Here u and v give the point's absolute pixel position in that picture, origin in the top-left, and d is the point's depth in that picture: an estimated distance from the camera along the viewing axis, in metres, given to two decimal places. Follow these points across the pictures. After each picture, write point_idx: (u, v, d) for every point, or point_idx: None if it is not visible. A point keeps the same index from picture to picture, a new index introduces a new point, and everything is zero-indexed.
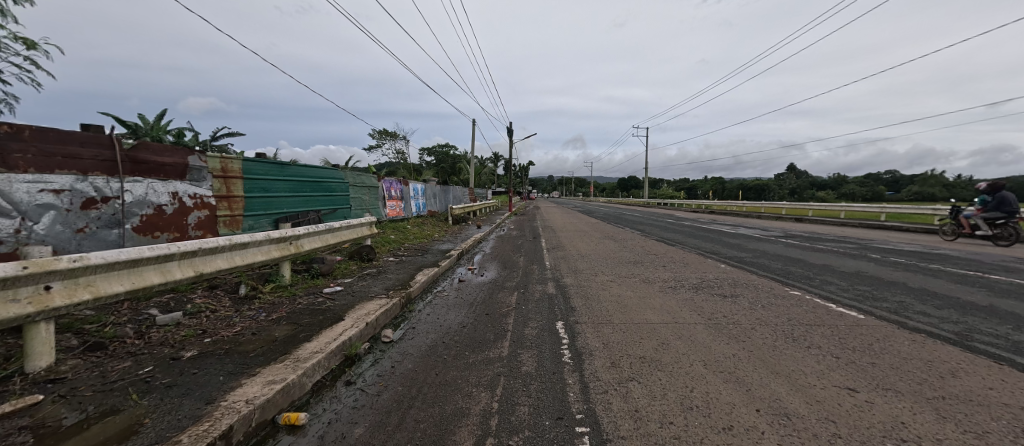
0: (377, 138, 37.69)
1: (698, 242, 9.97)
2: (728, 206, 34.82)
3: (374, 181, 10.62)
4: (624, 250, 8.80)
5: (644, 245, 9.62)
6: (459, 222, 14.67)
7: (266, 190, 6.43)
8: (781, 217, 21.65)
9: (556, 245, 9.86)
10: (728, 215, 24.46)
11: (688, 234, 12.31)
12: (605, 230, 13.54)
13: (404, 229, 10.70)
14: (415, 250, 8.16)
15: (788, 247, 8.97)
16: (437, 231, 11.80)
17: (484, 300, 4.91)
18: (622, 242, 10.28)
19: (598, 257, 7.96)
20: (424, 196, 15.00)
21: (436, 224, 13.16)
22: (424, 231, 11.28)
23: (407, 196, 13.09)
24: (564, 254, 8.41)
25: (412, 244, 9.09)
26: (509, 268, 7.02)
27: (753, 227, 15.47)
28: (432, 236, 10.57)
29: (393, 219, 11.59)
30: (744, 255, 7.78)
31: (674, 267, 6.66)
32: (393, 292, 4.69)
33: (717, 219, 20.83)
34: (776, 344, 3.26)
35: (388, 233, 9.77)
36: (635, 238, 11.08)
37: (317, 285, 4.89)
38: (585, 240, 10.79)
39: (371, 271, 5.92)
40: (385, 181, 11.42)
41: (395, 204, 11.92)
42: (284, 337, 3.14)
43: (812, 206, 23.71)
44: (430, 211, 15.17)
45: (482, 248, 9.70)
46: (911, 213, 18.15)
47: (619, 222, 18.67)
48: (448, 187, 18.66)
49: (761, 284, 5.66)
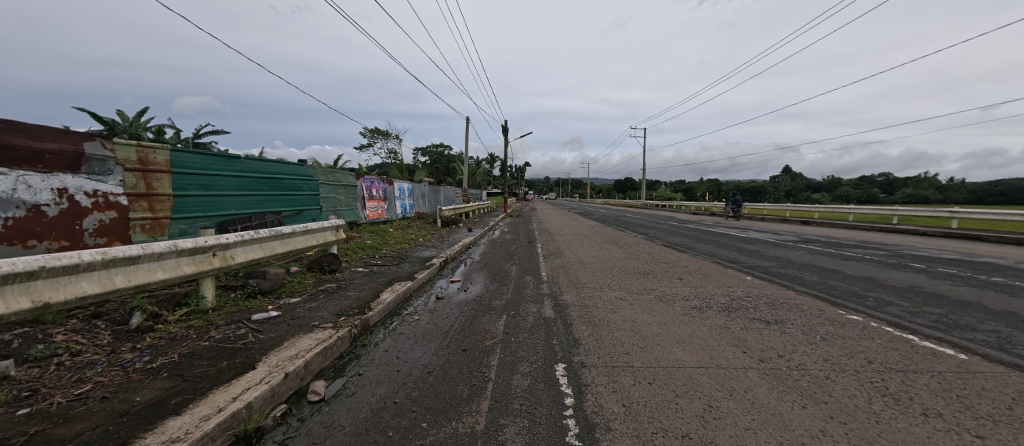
0: (369, 137, 36.50)
1: (711, 248, 9.00)
2: (729, 207, 34.04)
3: (351, 180, 9.52)
4: (630, 257, 7.79)
5: (652, 251, 8.61)
6: (448, 224, 13.61)
7: (207, 188, 5.34)
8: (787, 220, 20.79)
9: (553, 252, 8.81)
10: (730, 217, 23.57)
11: (697, 238, 11.33)
12: (606, 234, 12.53)
13: (384, 233, 9.61)
14: (392, 258, 7.08)
15: (812, 254, 8.01)
16: (422, 234, 10.71)
17: (463, 327, 3.84)
18: (627, 248, 9.28)
19: (602, 266, 6.93)
20: (411, 196, 13.92)
21: (423, 227, 12.08)
22: (408, 235, 10.18)
23: (391, 196, 12.00)
24: (563, 262, 7.38)
25: (390, 250, 8.01)
26: (499, 281, 5.96)
27: (763, 230, 14.53)
28: (415, 241, 9.48)
29: (373, 221, 10.50)
30: (769, 265, 6.79)
31: (693, 280, 5.65)
32: (345, 317, 3.62)
33: (720, 222, 19.92)
34: (875, 409, 2.24)
35: (365, 237, 8.68)
36: (640, 243, 10.07)
37: (250, 308, 3.82)
38: (585, 245, 9.76)
39: (329, 286, 4.85)
40: (364, 179, 10.32)
41: (377, 204, 10.83)
42: (145, 406, 2.07)
43: (817, 207, 22.92)
44: (417, 212, 14.09)
45: (470, 254, 8.64)
46: (925, 215, 17.31)
47: (619, 224, 17.74)
48: (438, 187, 17.54)
49: (804, 301, 4.52)
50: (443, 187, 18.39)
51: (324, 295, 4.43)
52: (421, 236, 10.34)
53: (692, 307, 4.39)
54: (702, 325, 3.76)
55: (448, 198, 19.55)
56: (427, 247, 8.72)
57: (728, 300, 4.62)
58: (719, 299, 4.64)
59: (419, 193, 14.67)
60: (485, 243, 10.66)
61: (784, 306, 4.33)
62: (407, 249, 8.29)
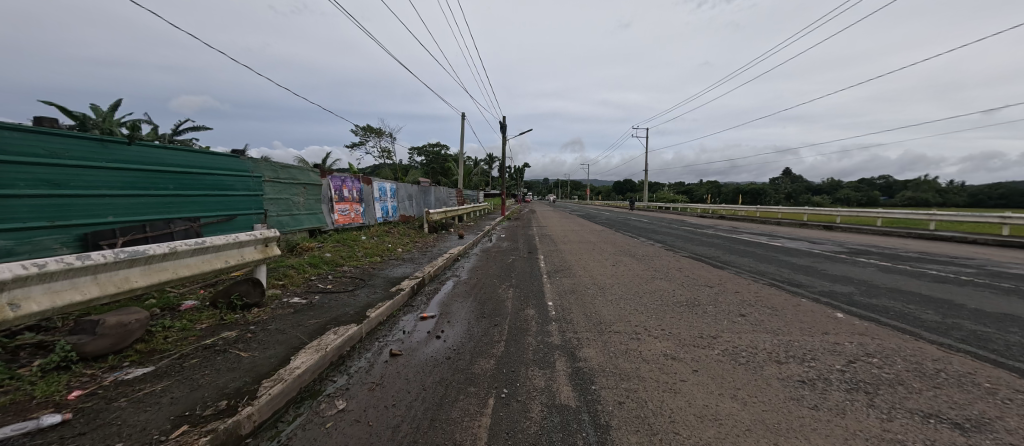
0: (362, 136, 34.89)
1: (754, 263, 7.32)
2: (739, 210, 32.30)
3: (313, 178, 7.80)
4: (659, 277, 6.11)
5: (682, 268, 6.94)
6: (436, 230, 11.90)
7: (61, 185, 3.63)
8: (808, 226, 19.20)
9: (560, 268, 7.11)
10: (745, 222, 21.95)
11: (727, 248, 9.65)
12: (618, 242, 10.83)
13: (353, 242, 7.90)
14: (350, 279, 5.36)
15: (888, 273, 6.33)
16: (402, 243, 9.02)
17: (416, 435, 2.10)
18: (650, 262, 7.59)
19: (626, 292, 5.23)
20: (395, 197, 12.20)
21: (405, 234, 10.39)
22: (383, 244, 8.46)
23: (368, 198, 10.30)
24: (574, 284, 5.70)
25: (352, 266, 6.30)
26: (490, 317, 4.25)
27: (794, 237, 12.87)
28: (390, 253, 7.78)
29: (343, 227, 8.81)
30: (849, 291, 5.11)
31: (764, 319, 3.97)
32: (187, 428, 1.90)
33: (737, 227, 18.30)
34: None
35: (324, 249, 6.96)
36: (664, 255, 8.39)
37: (32, 401, 2.09)
38: (598, 259, 8.06)
39: (221, 338, 3.12)
40: (333, 177, 8.62)
41: (349, 207, 9.14)
42: None
43: (840, 210, 21.26)
44: (402, 216, 12.38)
45: (456, 270, 6.93)
46: (964, 220, 15.76)
47: (628, 229, 16.10)
48: (429, 187, 15.85)
49: (969, 367, 2.85)
50: (434, 188, 16.64)
51: (196, 361, 2.70)
52: (400, 246, 8.64)
53: (799, 380, 2.70)
54: (848, 434, 2.07)
55: (441, 201, 17.88)
56: (402, 261, 7.00)
57: (845, 364, 2.93)
58: (829, 363, 2.95)
59: (404, 194, 12.97)
60: (477, 254, 8.95)
61: (948, 381, 2.65)
62: (376, 265, 6.57)
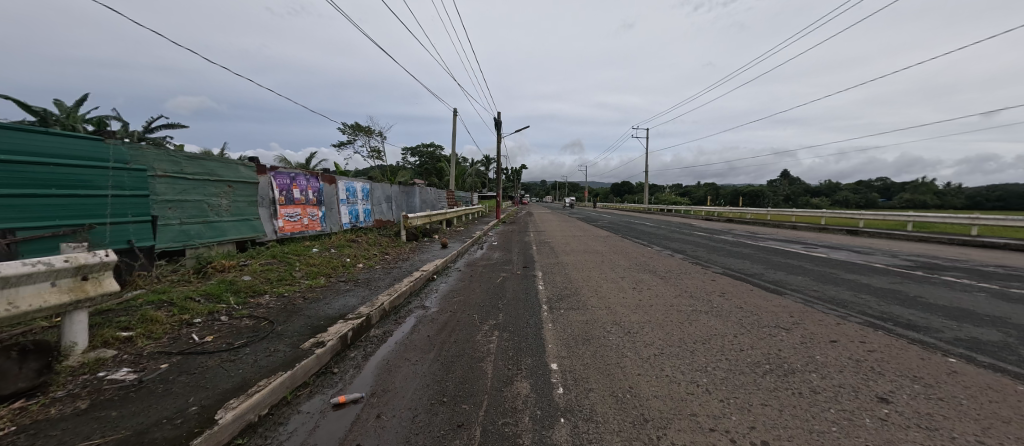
0: (351, 135, 33.15)
1: (817, 285, 5.62)
2: (747, 213, 30.70)
3: (244, 174, 6.00)
4: (705, 312, 4.34)
5: (728, 294, 5.17)
6: (416, 237, 10.16)
7: None
8: (831, 230, 17.63)
9: (565, 294, 5.31)
10: (759, 226, 20.39)
11: (764, 260, 7.98)
12: (631, 253, 9.11)
13: (295, 256, 6.07)
14: (252, 322, 3.56)
15: (1013, 302, 4.65)
16: (366, 257, 7.21)
17: None
18: (682, 284, 5.82)
19: (669, 341, 3.45)
20: (369, 198, 10.42)
21: (374, 244, 8.56)
22: (338, 259, 6.64)
23: (330, 200, 8.48)
24: (588, 327, 3.92)
25: (275, 295, 4.50)
26: (452, 405, 2.46)
27: (829, 245, 11.22)
28: (343, 271, 5.97)
29: (291, 236, 6.98)
30: (1001, 339, 3.42)
31: (937, 416, 2.24)
32: None
33: (754, 232, 16.66)
34: None
35: (247, 268, 5.15)
36: (695, 273, 6.62)
37: None
38: (612, 279, 6.28)
39: None
40: (276, 173, 6.80)
41: (300, 211, 7.32)
42: None
43: (862, 214, 19.64)
44: (377, 221, 10.62)
45: (426, 296, 5.18)
46: (1010, 224, 14.18)
47: (637, 235, 14.42)
48: (412, 189, 14.02)
49: None
50: (419, 189, 14.90)
51: None
52: (361, 261, 6.83)
53: None
54: None
55: (427, 202, 16.09)
56: (352, 285, 5.21)
57: None
58: None
59: (380, 196, 11.16)
60: (459, 270, 7.13)
61: None
62: (313, 291, 4.77)
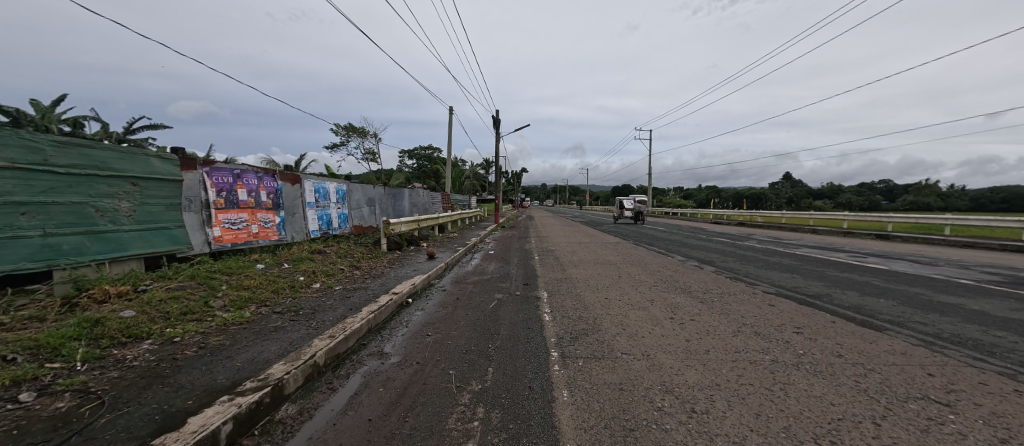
0: (345, 136, 31.91)
1: (919, 315, 4.18)
2: (759, 217, 29.23)
3: (157, 168, 4.61)
4: (797, 367, 2.90)
5: (808, 332, 3.72)
6: (399, 246, 8.75)
7: None
8: (863, 235, 16.11)
9: (581, 330, 3.86)
10: (779, 230, 18.95)
11: (819, 274, 6.54)
12: (653, 265, 7.70)
13: (226, 275, 4.64)
14: (71, 404, 2.12)
15: None
16: (328, 273, 5.77)
17: None
18: (734, 312, 4.38)
19: (776, 439, 2.00)
20: (346, 202, 9.02)
21: (345, 256, 7.11)
22: (289, 277, 5.21)
23: (293, 203, 7.07)
24: (627, 401, 2.47)
25: (161, 341, 3.07)
26: None
27: (877, 253, 9.75)
28: (286, 296, 4.52)
29: (232, 248, 5.54)
30: None
31: None
32: None
33: (778, 237, 15.18)
34: None
35: (143, 297, 3.72)
36: (744, 295, 5.18)
37: None
38: (639, 303, 4.84)
39: None
40: (212, 169, 5.40)
41: (248, 217, 5.90)
42: None
43: (890, 216, 18.18)
44: (355, 228, 9.21)
45: (389, 335, 3.73)
46: None
47: (651, 241, 12.97)
48: (400, 191, 12.64)
49: None
50: (408, 191, 13.53)
51: None
52: (319, 279, 5.41)
53: None
54: None
55: (418, 206, 14.70)
56: (288, 317, 3.77)
57: None
58: None
59: (360, 199, 9.74)
60: (444, 290, 5.69)
61: None
62: (225, 331, 3.34)
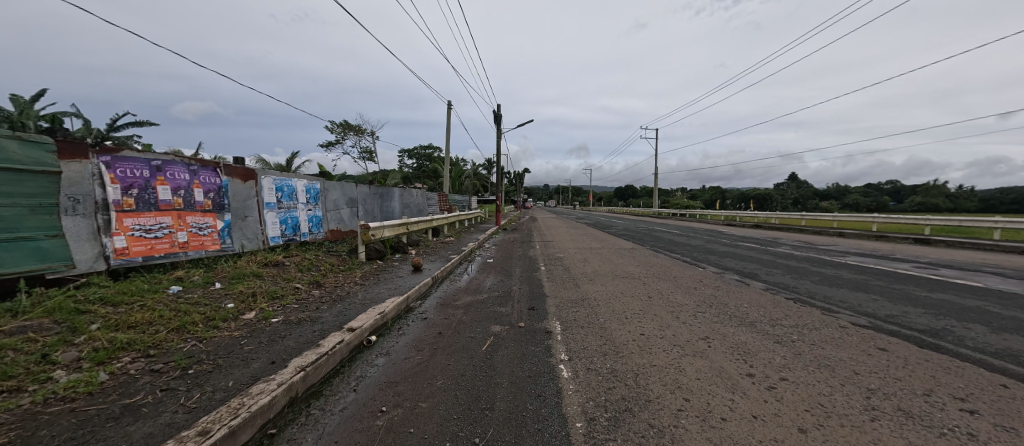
0: (340, 134, 30.60)
1: None
2: (773, 219, 27.66)
3: (14, 155, 3.31)
4: None
5: (988, 411, 2.31)
6: (380, 256, 7.38)
7: None
8: (902, 239, 14.56)
9: (621, 400, 2.48)
10: (805, 233, 17.40)
11: (907, 295, 5.11)
12: (686, 281, 6.29)
13: (111, 306, 3.28)
14: None
15: None
16: (273, 295, 4.41)
17: None
18: (840, 366, 2.97)
19: None
20: (319, 203, 7.67)
21: (307, 269, 5.76)
22: (213, 303, 3.85)
23: (244, 204, 5.73)
24: None
25: None
26: None
27: (945, 263, 8.27)
28: (191, 336, 3.16)
29: (144, 263, 4.20)
30: None
31: None
32: None
33: (809, 241, 13.69)
34: None
35: None
36: (831, 331, 3.77)
37: None
38: (692, 344, 3.46)
39: None
40: (115, 158, 4.06)
41: (173, 221, 4.57)
42: None
43: (927, 219, 16.61)
44: (330, 234, 7.86)
45: (320, 412, 2.36)
46: None
47: (670, 247, 11.54)
48: (389, 191, 11.29)
49: None
50: (399, 191, 12.18)
51: None
52: (256, 305, 4.04)
53: None
54: None
55: (411, 207, 13.33)
56: (164, 382, 2.40)
57: None
58: None
59: (338, 199, 8.39)
60: (424, 319, 4.33)
61: None
62: (29, 422, 1.97)
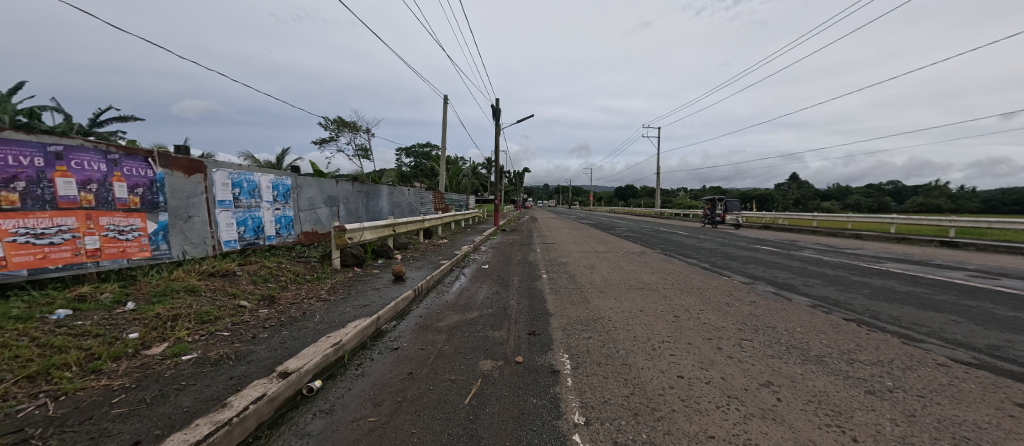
0: (333, 131, 29.63)
1: None
2: (782, 219, 26.72)
3: None
4: None
5: None
6: (358, 262, 6.43)
7: None
8: (927, 242, 13.63)
9: None
10: (821, 235, 16.45)
11: (994, 315, 4.16)
12: (714, 294, 5.33)
13: None
14: None
15: None
16: (201, 318, 3.44)
17: None
18: (987, 440, 2.02)
19: None
20: (289, 201, 6.69)
21: (263, 280, 4.78)
22: (108, 334, 2.88)
23: (188, 202, 4.77)
24: None
25: None
26: None
27: (1000, 271, 7.30)
28: (42, 390, 2.19)
29: (31, 277, 3.26)
30: None
31: None
32: None
33: (830, 244, 12.73)
34: None
35: None
36: (934, 375, 2.81)
37: None
38: (754, 397, 2.50)
39: None
40: None
41: (81, 223, 3.63)
42: None
43: (952, 219, 15.66)
44: (301, 237, 6.90)
45: None
46: None
47: (683, 250, 10.58)
48: (376, 189, 10.31)
49: None
50: (388, 189, 11.20)
51: None
52: (171, 335, 3.07)
53: None
54: None
55: (401, 206, 12.36)
56: None
57: None
58: None
59: (315, 197, 7.44)
60: (394, 350, 3.36)
61: None
62: None
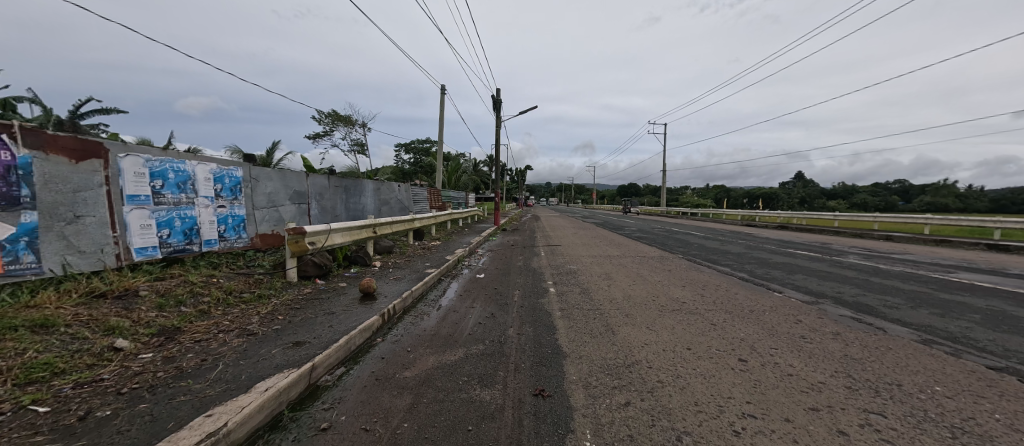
0: (328, 125, 28.37)
1: None
2: (799, 219, 25.29)
3: None
4: None
5: None
6: (322, 272, 5.25)
7: None
8: (977, 245, 12.21)
9: None
10: (851, 237, 15.05)
11: None
12: (780, 321, 4.02)
13: None
14: None
15: None
16: (22, 379, 2.18)
17: None
18: None
19: None
20: (239, 197, 5.45)
21: (174, 304, 3.51)
22: None
23: (74, 197, 3.54)
24: None
25: None
26: None
27: None
28: None
29: None
30: None
31: None
32: None
33: (871, 247, 11.33)
34: None
35: None
36: None
37: None
38: None
39: None
40: None
41: None
42: None
43: (998, 220, 14.21)
44: (253, 242, 5.66)
45: None
46: None
47: (709, 255, 9.26)
48: (358, 184, 9.04)
49: None
50: (373, 184, 9.92)
51: None
52: None
53: None
54: None
55: (390, 204, 11.07)
56: None
57: None
58: None
59: (275, 193, 6.20)
60: (319, 434, 2.08)
61: None
62: None
